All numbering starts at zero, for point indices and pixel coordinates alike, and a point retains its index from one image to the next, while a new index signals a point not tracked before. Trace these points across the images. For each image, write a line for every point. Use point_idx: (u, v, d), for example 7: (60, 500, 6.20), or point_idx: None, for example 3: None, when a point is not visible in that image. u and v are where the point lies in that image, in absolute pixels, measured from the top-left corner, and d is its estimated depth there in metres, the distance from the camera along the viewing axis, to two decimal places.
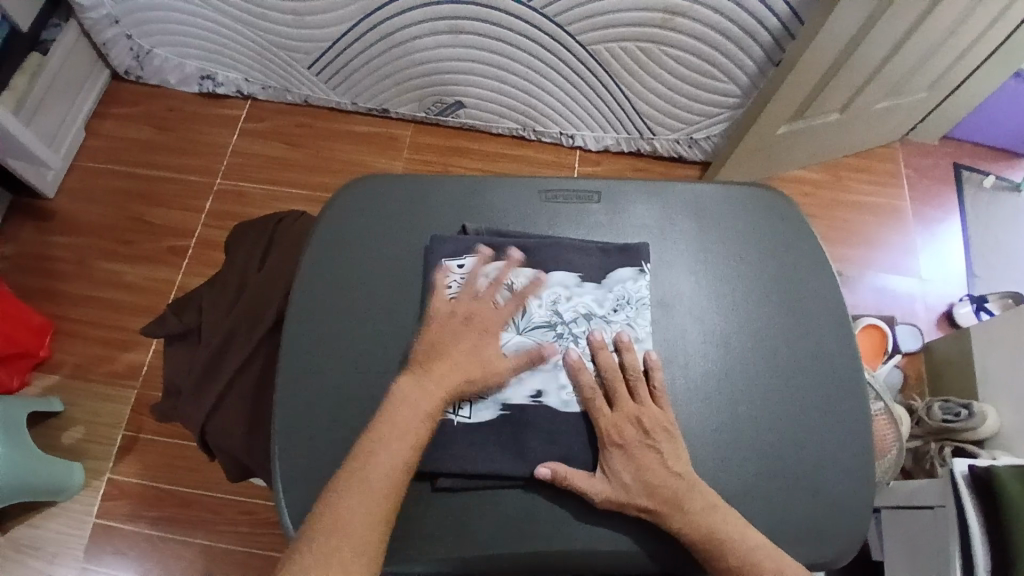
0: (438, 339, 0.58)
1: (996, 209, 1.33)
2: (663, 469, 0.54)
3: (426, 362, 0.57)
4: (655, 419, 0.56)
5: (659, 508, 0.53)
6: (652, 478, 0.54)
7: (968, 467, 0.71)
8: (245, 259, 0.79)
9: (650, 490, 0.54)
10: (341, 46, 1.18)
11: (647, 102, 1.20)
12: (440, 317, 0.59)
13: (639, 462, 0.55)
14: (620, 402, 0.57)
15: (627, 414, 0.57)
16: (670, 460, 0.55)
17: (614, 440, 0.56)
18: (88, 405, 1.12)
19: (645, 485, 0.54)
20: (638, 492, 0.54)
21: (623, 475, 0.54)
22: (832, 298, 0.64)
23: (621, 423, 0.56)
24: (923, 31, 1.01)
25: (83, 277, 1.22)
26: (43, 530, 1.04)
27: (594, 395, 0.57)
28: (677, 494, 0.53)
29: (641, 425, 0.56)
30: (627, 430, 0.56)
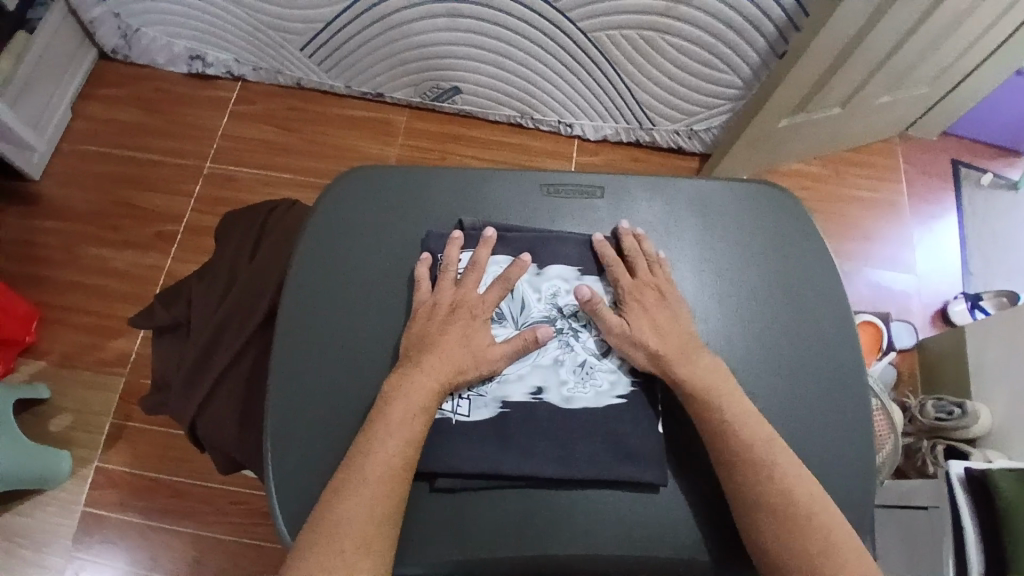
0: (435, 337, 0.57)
1: (992, 206, 1.33)
2: (675, 326, 0.58)
3: (423, 363, 0.55)
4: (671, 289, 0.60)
5: (673, 356, 0.56)
6: (664, 332, 0.57)
7: (964, 468, 0.71)
8: (237, 249, 0.77)
9: (666, 339, 0.57)
10: (335, 28, 1.15)
11: (647, 92, 1.18)
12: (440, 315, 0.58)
13: (654, 317, 0.58)
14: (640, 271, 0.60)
15: (646, 281, 0.60)
16: (682, 323, 0.58)
17: (634, 298, 0.59)
18: (75, 393, 1.10)
19: (659, 335, 0.57)
20: (655, 339, 0.57)
21: (641, 325, 0.57)
22: (836, 299, 0.63)
23: (641, 287, 0.60)
24: (928, 26, 1.00)
25: (70, 262, 1.19)
26: (30, 519, 1.03)
27: (617, 266, 0.61)
28: (686, 349, 0.56)
29: (658, 291, 0.60)
30: (647, 294, 0.59)
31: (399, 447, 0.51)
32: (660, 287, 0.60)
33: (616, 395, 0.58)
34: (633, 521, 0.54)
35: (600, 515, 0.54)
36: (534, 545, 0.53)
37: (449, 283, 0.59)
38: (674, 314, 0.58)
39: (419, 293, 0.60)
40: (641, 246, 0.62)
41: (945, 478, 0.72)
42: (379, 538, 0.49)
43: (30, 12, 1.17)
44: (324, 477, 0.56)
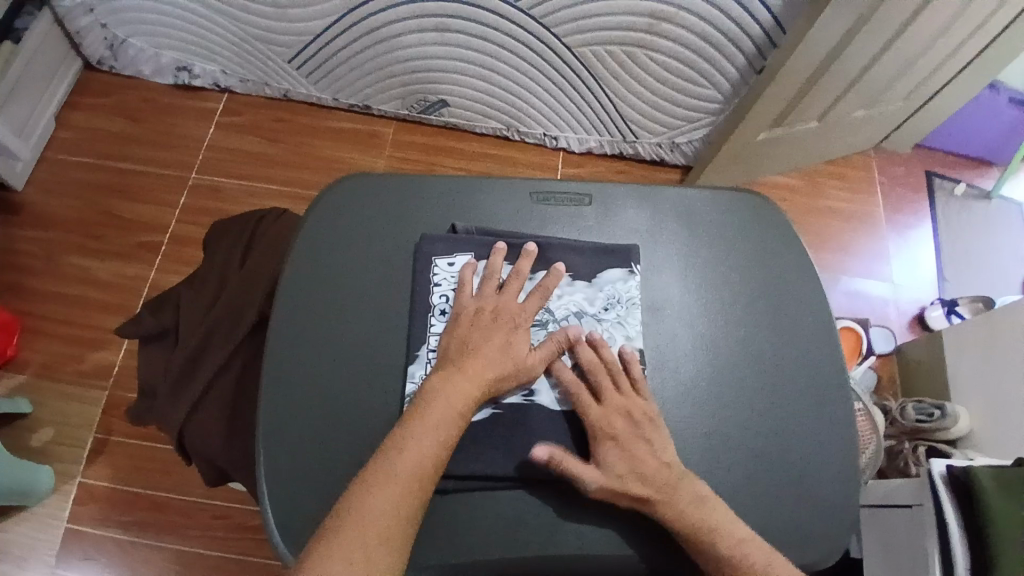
0: (459, 341, 0.57)
1: (965, 216, 1.38)
2: (655, 459, 0.54)
3: (457, 355, 0.56)
4: (642, 408, 0.57)
5: (653, 497, 0.53)
6: (643, 469, 0.54)
7: (946, 466, 0.74)
8: (226, 256, 0.76)
9: (644, 478, 0.53)
10: (324, 41, 1.16)
11: (631, 105, 1.21)
12: (469, 316, 0.59)
13: (631, 453, 0.55)
14: (607, 396, 0.57)
15: (617, 406, 0.56)
16: (660, 450, 0.55)
17: (606, 433, 0.56)
18: (55, 405, 1.08)
19: (638, 475, 0.53)
20: (632, 480, 0.53)
21: (617, 465, 0.54)
22: (818, 302, 0.65)
23: (611, 416, 0.56)
24: (899, 44, 1.04)
25: (51, 271, 1.17)
26: (6, 536, 1.00)
27: (581, 391, 0.57)
28: (668, 484, 0.53)
29: (630, 417, 0.56)
30: (617, 423, 0.56)
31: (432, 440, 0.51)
32: (631, 414, 0.56)
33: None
34: (621, 523, 0.55)
35: (590, 513, 0.55)
36: (527, 547, 0.54)
37: (492, 288, 0.61)
38: (651, 438, 0.55)
39: (462, 298, 0.60)
40: (602, 361, 0.59)
41: (927, 475, 0.74)
42: (401, 531, 0.48)
43: (16, 21, 1.16)
44: (317, 480, 0.56)
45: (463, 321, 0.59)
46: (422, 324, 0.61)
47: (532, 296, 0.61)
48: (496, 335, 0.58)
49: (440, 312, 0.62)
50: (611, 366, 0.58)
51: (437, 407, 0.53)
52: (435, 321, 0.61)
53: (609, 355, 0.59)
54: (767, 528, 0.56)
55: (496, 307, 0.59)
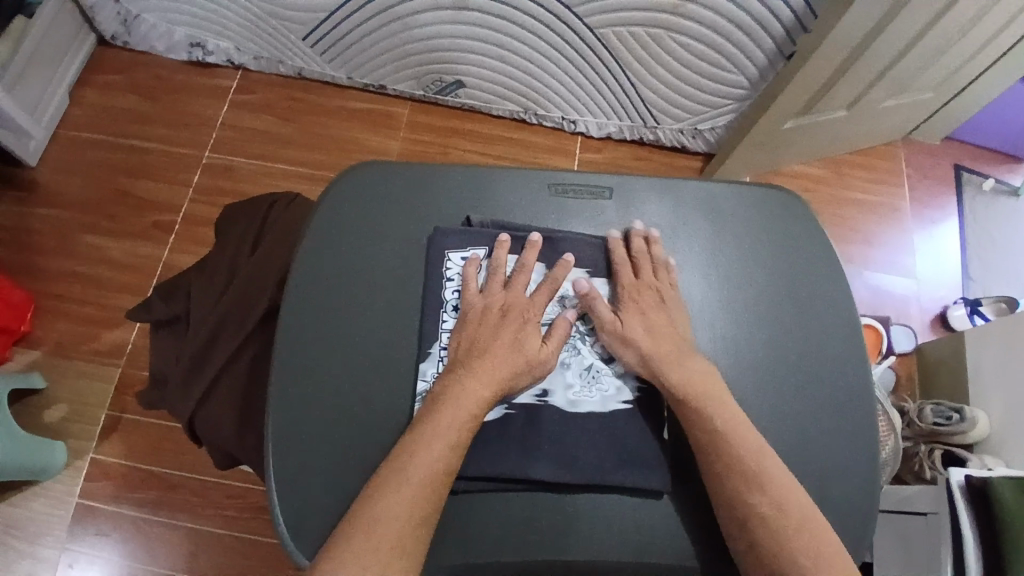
0: (469, 341, 0.57)
1: (993, 211, 1.33)
2: (672, 332, 0.58)
3: (469, 360, 0.56)
4: (670, 293, 0.60)
5: (655, 362, 0.56)
6: (657, 354, 0.56)
7: (965, 476, 0.71)
8: (236, 243, 0.75)
9: (654, 343, 0.57)
10: (338, 18, 1.13)
11: (652, 90, 1.17)
12: (478, 313, 0.58)
13: (651, 320, 0.58)
14: (642, 274, 0.60)
15: (639, 309, 0.59)
16: (683, 353, 0.56)
17: (632, 298, 0.59)
18: (70, 384, 1.09)
19: (652, 340, 0.57)
20: (643, 341, 0.57)
21: (634, 325, 0.58)
22: (845, 305, 0.62)
23: (642, 288, 0.60)
24: (936, 32, 0.99)
25: (65, 250, 1.18)
26: (23, 510, 1.02)
27: (622, 266, 0.61)
28: None
29: (659, 294, 0.60)
30: (645, 296, 0.59)
31: (439, 450, 0.51)
32: (652, 316, 0.58)
33: (621, 400, 0.57)
34: (635, 524, 0.54)
35: (603, 516, 0.54)
36: (538, 550, 0.53)
37: (499, 284, 0.60)
38: (673, 339, 0.57)
39: (468, 295, 0.59)
40: (649, 249, 0.61)
41: (946, 485, 0.72)
42: (415, 541, 0.48)
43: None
44: (326, 476, 0.56)
45: (470, 318, 0.58)
46: (434, 320, 0.60)
47: (541, 289, 0.59)
48: (507, 333, 0.57)
49: (453, 308, 0.60)
50: (652, 254, 0.61)
51: (446, 414, 0.52)
52: (447, 317, 0.60)
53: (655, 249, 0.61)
54: None
55: (504, 303, 0.59)
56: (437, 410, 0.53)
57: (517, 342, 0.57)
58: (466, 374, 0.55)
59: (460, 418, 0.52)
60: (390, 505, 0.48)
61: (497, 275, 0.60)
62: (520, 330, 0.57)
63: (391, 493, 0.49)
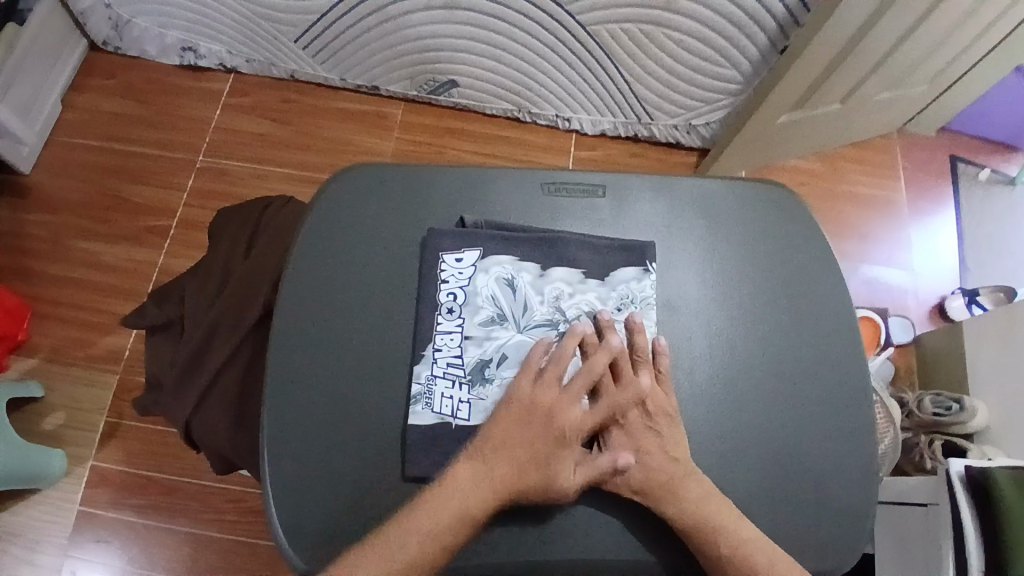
0: (498, 437, 0.53)
1: (989, 203, 1.33)
2: (662, 454, 0.53)
3: (491, 456, 0.52)
4: (658, 402, 0.55)
5: (652, 492, 0.52)
6: (652, 487, 0.52)
7: (964, 468, 0.71)
8: (230, 247, 0.75)
9: (647, 472, 0.53)
10: (330, 19, 1.13)
11: (646, 86, 1.17)
12: (518, 408, 0.54)
13: (638, 444, 0.54)
14: (625, 382, 0.55)
15: (633, 393, 0.55)
16: (669, 445, 0.54)
17: (615, 420, 0.55)
18: (67, 390, 1.09)
19: (642, 469, 0.53)
20: (635, 473, 0.53)
21: (621, 456, 0.53)
22: (840, 301, 0.62)
23: (624, 402, 0.55)
24: (928, 24, 0.99)
25: (61, 256, 1.17)
26: (23, 517, 1.01)
27: (602, 372, 0.56)
28: (673, 480, 0.52)
29: (644, 408, 0.55)
30: (629, 412, 0.55)
31: (433, 538, 0.49)
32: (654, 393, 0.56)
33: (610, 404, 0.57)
34: (631, 523, 0.54)
35: (598, 515, 0.54)
36: (535, 552, 0.53)
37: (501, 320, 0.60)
38: (667, 427, 0.55)
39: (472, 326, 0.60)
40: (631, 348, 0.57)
41: (946, 477, 0.72)
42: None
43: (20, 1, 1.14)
44: (321, 479, 0.56)
45: (515, 412, 0.54)
46: (430, 321, 0.59)
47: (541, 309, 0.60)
48: (540, 441, 0.53)
49: (448, 310, 0.60)
50: (639, 354, 0.57)
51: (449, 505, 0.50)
52: (443, 319, 0.60)
53: (640, 342, 0.57)
54: (780, 533, 0.55)
55: (550, 405, 0.54)
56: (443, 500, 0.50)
57: (547, 454, 0.52)
58: (480, 475, 0.51)
59: (463, 516, 0.50)
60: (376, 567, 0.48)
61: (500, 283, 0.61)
62: (554, 445, 0.53)
63: (375, 546, 0.49)
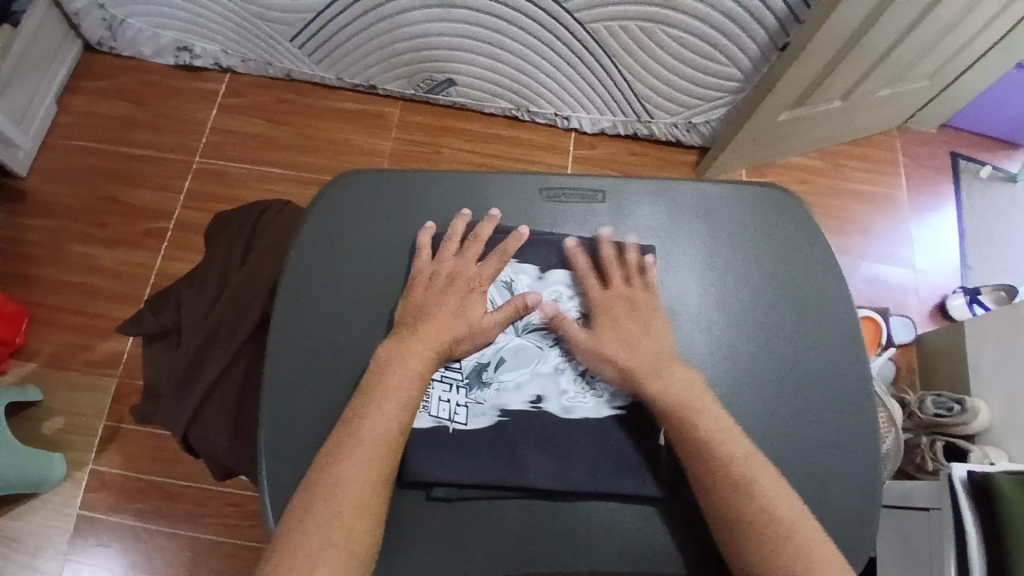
0: (413, 304, 0.57)
1: (991, 199, 1.32)
2: (647, 339, 0.57)
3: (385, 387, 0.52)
4: (645, 299, 0.59)
5: (638, 371, 0.55)
6: (637, 369, 0.55)
7: (967, 471, 0.71)
8: (226, 253, 0.74)
9: (632, 354, 0.56)
10: (326, 18, 1.11)
11: (645, 84, 1.16)
12: (427, 277, 0.59)
13: (625, 332, 0.57)
14: (613, 283, 0.60)
15: (619, 294, 0.59)
16: (655, 332, 0.57)
17: (604, 311, 0.59)
18: (66, 395, 1.08)
19: (629, 352, 0.56)
20: (620, 355, 0.56)
21: (608, 339, 0.57)
22: (844, 306, 0.62)
23: (613, 300, 0.59)
24: (931, 20, 0.98)
25: (57, 259, 1.17)
26: (23, 523, 1.01)
27: (590, 276, 0.60)
28: (658, 363, 0.55)
29: (631, 302, 0.59)
30: (617, 307, 0.59)
31: (382, 432, 0.50)
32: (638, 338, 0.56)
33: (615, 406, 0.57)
34: (634, 534, 0.53)
35: (601, 526, 0.53)
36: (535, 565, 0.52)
37: (450, 252, 0.60)
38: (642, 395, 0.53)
39: (418, 261, 0.60)
40: (620, 258, 0.61)
41: (947, 480, 0.72)
42: (378, 499, 0.48)
43: (14, 3, 1.13)
44: None
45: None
46: None
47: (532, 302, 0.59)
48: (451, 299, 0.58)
49: None
50: (628, 264, 0.60)
51: (393, 375, 0.53)
52: None
53: (628, 253, 0.61)
54: None
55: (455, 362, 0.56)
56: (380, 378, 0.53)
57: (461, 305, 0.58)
58: (404, 336, 0.55)
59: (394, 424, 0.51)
60: (352, 470, 0.48)
61: (450, 237, 0.61)
62: (467, 296, 0.58)
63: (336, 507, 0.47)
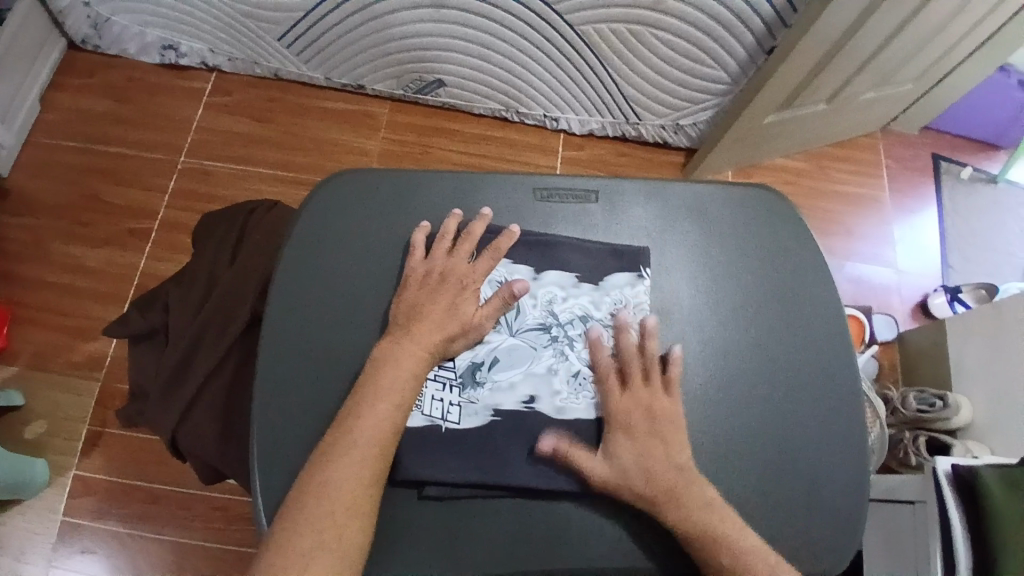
0: (405, 305, 0.57)
1: (971, 200, 1.35)
2: (666, 460, 0.53)
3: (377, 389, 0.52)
4: (666, 409, 0.55)
5: (656, 498, 0.51)
6: (654, 494, 0.51)
7: (951, 466, 0.72)
8: (216, 252, 0.74)
9: (650, 478, 0.52)
10: (315, 18, 1.11)
11: (634, 86, 1.17)
12: (420, 278, 0.58)
13: (643, 450, 0.53)
14: (633, 386, 0.56)
15: (639, 399, 0.55)
16: (674, 452, 0.53)
17: (621, 425, 0.54)
18: (49, 398, 1.06)
19: (645, 475, 0.52)
20: (638, 478, 0.52)
21: (625, 459, 0.53)
22: (832, 305, 0.63)
23: (633, 407, 0.55)
24: (915, 24, 1.00)
25: (40, 259, 1.14)
26: (5, 529, 0.99)
27: (610, 378, 0.56)
28: (675, 487, 0.52)
29: (652, 413, 0.54)
30: (636, 416, 0.54)
31: (375, 435, 0.50)
32: (645, 443, 0.53)
33: None
34: (627, 532, 0.54)
35: (595, 524, 0.54)
36: (531, 562, 0.52)
37: (443, 251, 0.60)
38: (668, 472, 0.52)
39: (411, 260, 0.59)
40: (644, 352, 0.57)
41: (931, 474, 0.73)
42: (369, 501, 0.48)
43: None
44: None
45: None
46: None
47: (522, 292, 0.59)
48: (444, 299, 0.57)
49: None
50: (649, 360, 0.57)
51: (388, 379, 0.52)
52: None
53: (651, 347, 0.57)
54: (774, 540, 0.55)
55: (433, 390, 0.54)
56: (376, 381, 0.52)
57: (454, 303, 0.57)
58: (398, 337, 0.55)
59: (388, 425, 0.51)
60: (338, 473, 0.48)
61: (443, 234, 0.60)
62: (458, 294, 0.58)
63: (332, 507, 0.47)
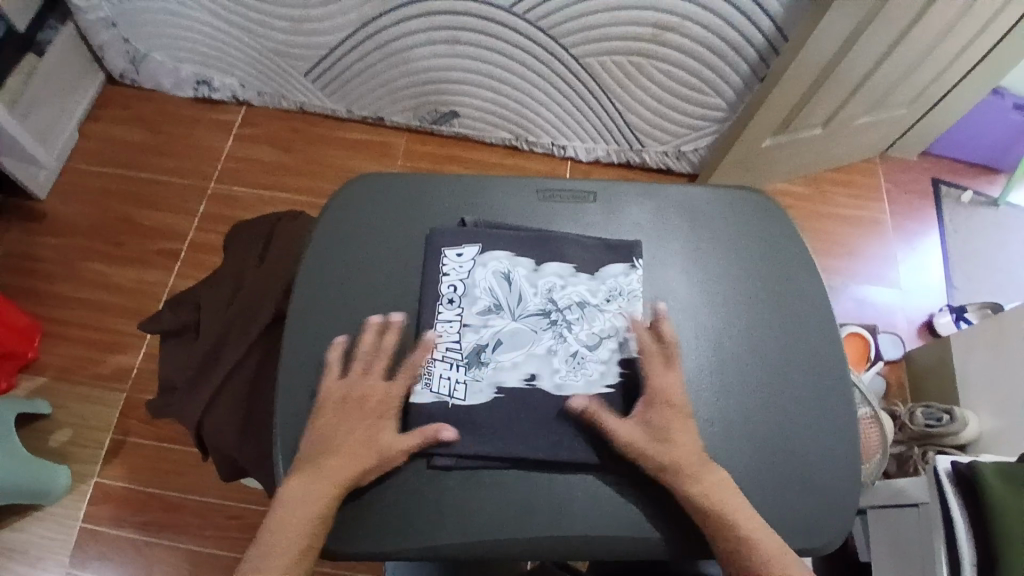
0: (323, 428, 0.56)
1: (973, 222, 1.38)
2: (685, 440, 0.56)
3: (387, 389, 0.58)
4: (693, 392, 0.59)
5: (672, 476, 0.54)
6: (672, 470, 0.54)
7: (951, 462, 0.73)
8: (244, 257, 0.79)
9: (671, 455, 0.55)
10: (339, 54, 1.20)
11: (636, 115, 1.23)
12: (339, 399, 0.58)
13: (668, 425, 0.56)
14: (673, 368, 0.59)
15: (677, 380, 0.59)
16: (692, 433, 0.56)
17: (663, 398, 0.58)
18: (75, 407, 1.11)
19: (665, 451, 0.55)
20: (658, 455, 0.55)
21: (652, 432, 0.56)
22: (821, 297, 0.66)
23: (673, 385, 0.58)
24: (900, 50, 1.06)
25: (73, 277, 1.21)
26: (25, 534, 1.02)
27: (651, 353, 0.60)
28: (692, 466, 0.54)
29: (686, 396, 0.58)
30: (675, 396, 0.58)
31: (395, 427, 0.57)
32: (672, 416, 0.57)
33: (606, 383, 0.61)
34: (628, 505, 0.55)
35: (596, 495, 0.56)
36: (536, 530, 0.54)
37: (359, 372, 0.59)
38: (686, 450, 0.55)
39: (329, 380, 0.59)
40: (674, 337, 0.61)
41: (932, 472, 0.74)
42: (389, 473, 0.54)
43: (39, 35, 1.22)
44: None
45: (329, 408, 0.57)
46: (430, 312, 0.63)
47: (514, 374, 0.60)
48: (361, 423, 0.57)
49: (448, 300, 0.63)
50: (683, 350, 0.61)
51: (342, 439, 0.56)
52: (444, 309, 0.63)
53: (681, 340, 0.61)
54: (770, 515, 0.57)
55: (361, 393, 0.58)
56: (341, 429, 0.56)
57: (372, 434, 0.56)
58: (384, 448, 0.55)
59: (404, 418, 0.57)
60: (346, 469, 0.54)
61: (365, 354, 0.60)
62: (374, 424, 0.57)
63: None
